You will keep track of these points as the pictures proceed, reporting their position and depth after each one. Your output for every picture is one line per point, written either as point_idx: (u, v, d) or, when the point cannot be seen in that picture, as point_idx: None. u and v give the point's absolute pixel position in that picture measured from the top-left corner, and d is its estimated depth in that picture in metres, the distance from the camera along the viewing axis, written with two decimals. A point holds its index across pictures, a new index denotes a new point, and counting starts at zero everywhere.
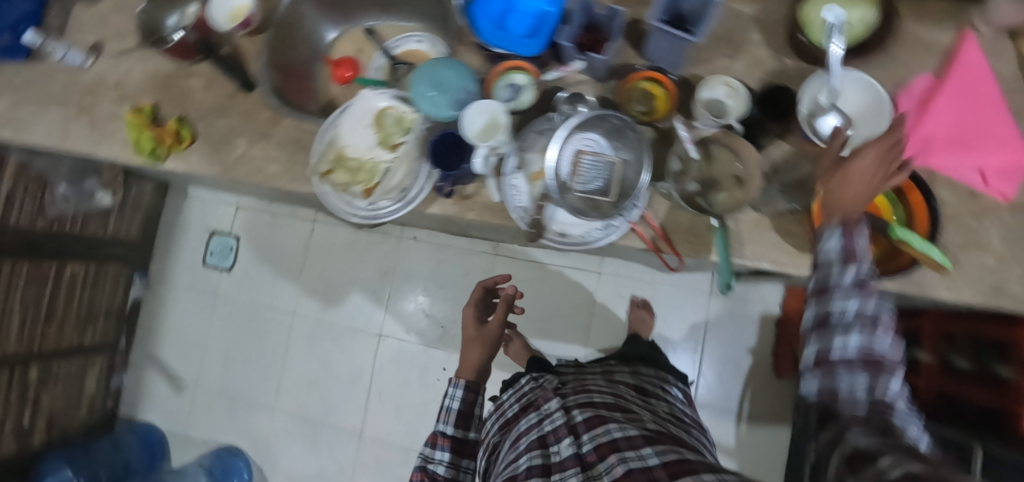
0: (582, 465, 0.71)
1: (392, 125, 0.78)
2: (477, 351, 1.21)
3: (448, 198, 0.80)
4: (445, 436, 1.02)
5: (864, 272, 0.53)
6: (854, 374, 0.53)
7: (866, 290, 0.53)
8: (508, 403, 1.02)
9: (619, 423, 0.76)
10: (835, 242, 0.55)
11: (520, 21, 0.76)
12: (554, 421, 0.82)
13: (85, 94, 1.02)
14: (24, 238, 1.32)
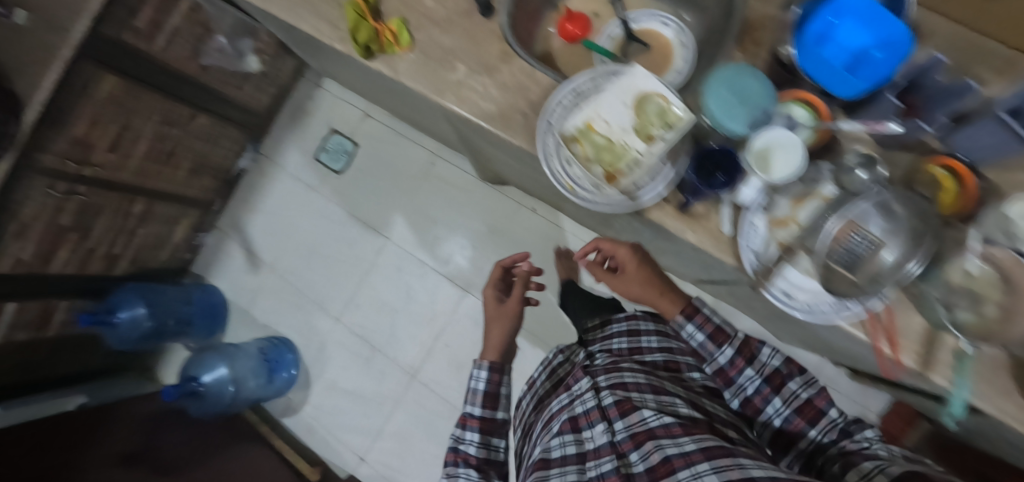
0: (617, 454, 0.72)
1: (653, 115, 0.69)
2: (498, 329, 1.23)
3: (681, 212, 0.74)
4: (474, 416, 0.97)
5: (732, 344, 0.82)
6: (786, 406, 0.75)
7: (738, 363, 0.81)
8: (546, 383, 1.06)
9: (650, 397, 0.81)
10: (690, 328, 0.87)
11: (835, 52, 0.65)
12: (586, 403, 0.85)
13: None
14: (172, 76, 1.29)
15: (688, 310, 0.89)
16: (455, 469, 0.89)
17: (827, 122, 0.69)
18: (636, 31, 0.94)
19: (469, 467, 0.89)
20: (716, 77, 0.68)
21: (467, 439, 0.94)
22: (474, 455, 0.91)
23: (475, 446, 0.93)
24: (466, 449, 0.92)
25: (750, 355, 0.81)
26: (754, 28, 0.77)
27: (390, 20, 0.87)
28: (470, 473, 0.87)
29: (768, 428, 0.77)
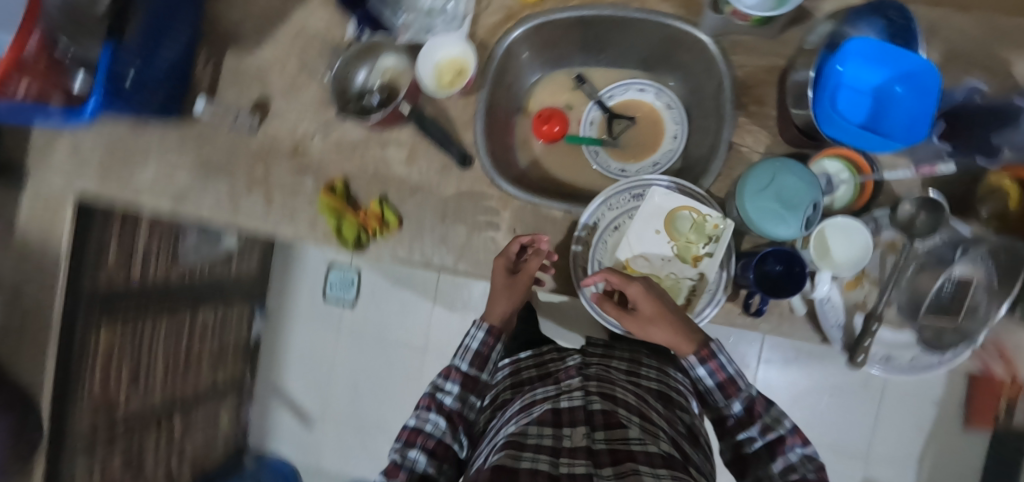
0: (594, 462, 0.48)
1: (690, 233, 0.65)
2: (504, 301, 0.75)
3: (748, 314, 0.68)
4: (461, 369, 0.71)
5: (742, 393, 0.60)
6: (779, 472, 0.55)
7: (756, 407, 0.59)
8: (530, 372, 0.74)
9: (635, 418, 0.54)
10: (702, 371, 0.61)
11: (850, 100, 0.63)
12: (572, 399, 0.58)
13: (255, 161, 0.88)
14: (161, 291, 1.22)
15: (703, 351, 0.60)
16: (424, 413, 0.66)
17: (869, 173, 0.64)
18: (613, 106, 0.87)
19: (442, 418, 0.66)
20: (745, 192, 0.60)
21: (446, 388, 0.69)
22: (449, 406, 0.67)
23: (453, 397, 0.68)
24: (443, 398, 0.68)
25: (759, 412, 0.58)
26: (751, 86, 0.71)
27: (370, 204, 0.81)
28: (438, 419, 0.65)
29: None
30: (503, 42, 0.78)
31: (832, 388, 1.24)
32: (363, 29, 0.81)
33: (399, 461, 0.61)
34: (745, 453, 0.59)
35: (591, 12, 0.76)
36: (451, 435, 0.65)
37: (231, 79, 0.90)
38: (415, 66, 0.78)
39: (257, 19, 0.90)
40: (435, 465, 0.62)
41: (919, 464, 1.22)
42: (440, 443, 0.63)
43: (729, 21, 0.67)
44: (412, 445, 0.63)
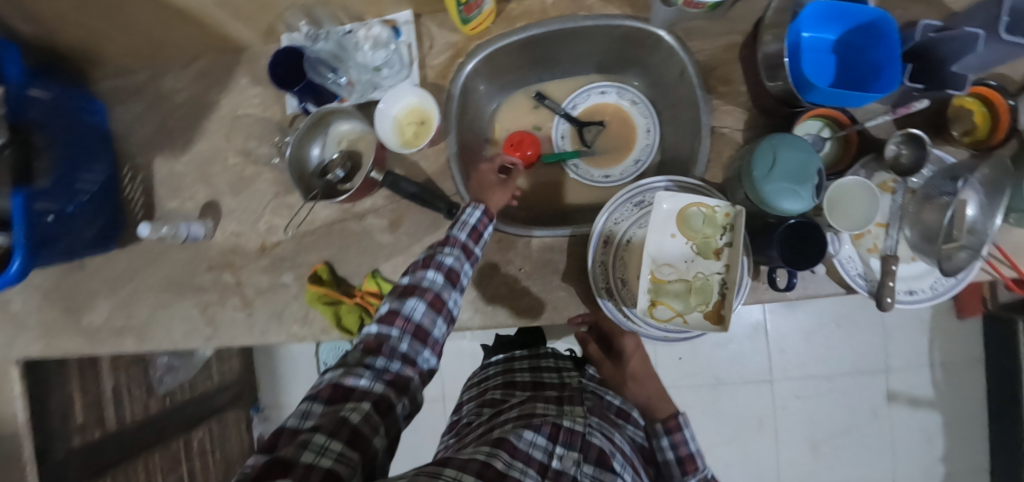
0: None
1: (705, 227, 0.64)
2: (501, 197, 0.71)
3: (778, 290, 0.68)
4: (459, 239, 0.63)
5: (700, 474, 0.60)
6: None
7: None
8: (523, 373, 0.74)
9: (624, 466, 0.54)
10: (666, 441, 0.63)
11: (818, 62, 0.63)
12: (573, 421, 0.54)
13: (221, 269, 0.79)
14: (144, 429, 1.11)
15: (671, 421, 0.63)
16: (419, 272, 0.60)
17: (850, 125, 0.66)
18: (579, 116, 0.87)
19: (440, 275, 0.60)
20: (756, 178, 0.60)
21: (445, 251, 0.61)
22: (448, 266, 0.60)
23: (453, 258, 0.61)
24: (442, 259, 0.61)
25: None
26: (716, 68, 0.71)
27: (364, 282, 0.75)
28: (436, 276, 0.60)
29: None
30: (458, 80, 0.75)
31: (836, 317, 1.29)
32: (306, 103, 0.74)
33: (397, 308, 0.57)
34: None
35: (539, 30, 0.74)
36: (448, 293, 0.60)
37: (168, 188, 0.81)
38: (373, 127, 0.74)
39: (180, 116, 0.81)
40: (430, 319, 0.58)
41: (933, 364, 1.28)
42: (427, 321, 0.58)
43: (682, 11, 0.66)
44: (407, 297, 0.58)
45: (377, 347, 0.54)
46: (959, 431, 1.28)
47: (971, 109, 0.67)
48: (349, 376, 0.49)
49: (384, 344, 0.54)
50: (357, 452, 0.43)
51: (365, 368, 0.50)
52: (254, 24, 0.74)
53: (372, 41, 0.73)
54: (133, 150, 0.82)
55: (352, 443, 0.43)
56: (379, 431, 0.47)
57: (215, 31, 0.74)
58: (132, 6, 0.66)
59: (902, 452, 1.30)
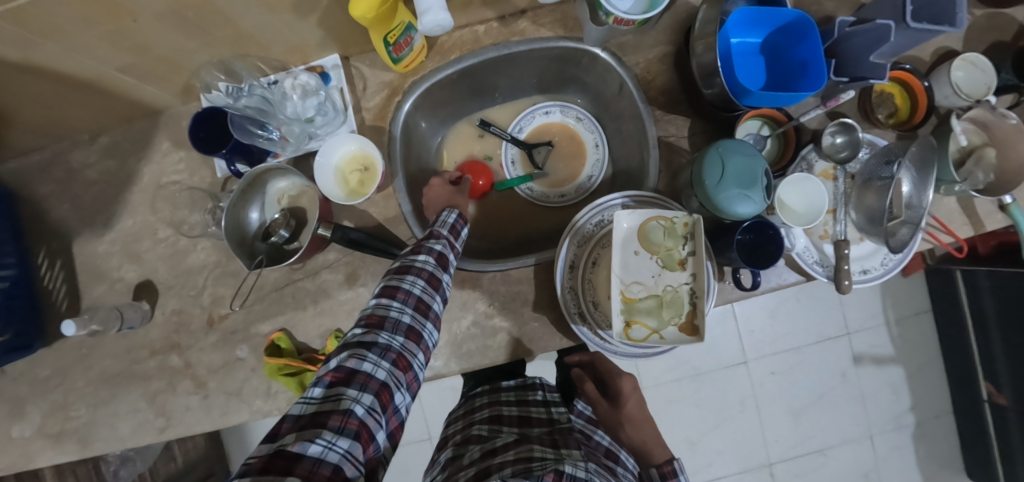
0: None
1: (667, 240, 0.64)
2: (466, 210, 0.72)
3: (745, 290, 0.68)
4: (443, 232, 0.62)
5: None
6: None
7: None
8: (509, 408, 0.69)
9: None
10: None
11: (749, 67, 0.65)
12: (574, 469, 0.51)
13: (165, 353, 0.72)
14: None
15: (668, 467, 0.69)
16: (410, 255, 0.58)
17: (786, 121, 0.69)
18: (526, 138, 0.86)
19: (431, 258, 0.58)
20: (709, 186, 0.61)
21: (433, 241, 0.60)
22: (437, 253, 0.59)
23: (441, 246, 0.60)
24: (431, 246, 0.60)
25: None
26: (653, 79, 0.71)
27: (327, 343, 0.71)
28: (428, 261, 0.58)
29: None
30: (398, 120, 0.73)
31: (796, 292, 1.35)
32: (235, 165, 0.69)
33: (396, 284, 0.54)
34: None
35: (473, 60, 0.72)
36: (439, 276, 0.59)
37: (92, 273, 0.73)
38: (314, 181, 0.70)
39: (97, 192, 0.74)
40: (422, 314, 0.55)
41: (889, 321, 1.35)
42: (427, 295, 0.56)
43: (613, 29, 0.67)
44: (404, 275, 0.56)
45: (379, 323, 0.51)
46: (921, 380, 1.35)
47: (891, 93, 0.72)
48: (355, 359, 0.47)
49: (386, 320, 0.51)
50: (362, 442, 0.41)
51: (368, 351, 0.48)
52: (167, 86, 0.68)
53: (300, 89, 0.68)
54: (46, 236, 0.74)
55: (360, 428, 0.41)
56: (382, 417, 0.45)
57: (124, 97, 0.68)
58: (21, 82, 0.59)
59: (875, 410, 1.35)
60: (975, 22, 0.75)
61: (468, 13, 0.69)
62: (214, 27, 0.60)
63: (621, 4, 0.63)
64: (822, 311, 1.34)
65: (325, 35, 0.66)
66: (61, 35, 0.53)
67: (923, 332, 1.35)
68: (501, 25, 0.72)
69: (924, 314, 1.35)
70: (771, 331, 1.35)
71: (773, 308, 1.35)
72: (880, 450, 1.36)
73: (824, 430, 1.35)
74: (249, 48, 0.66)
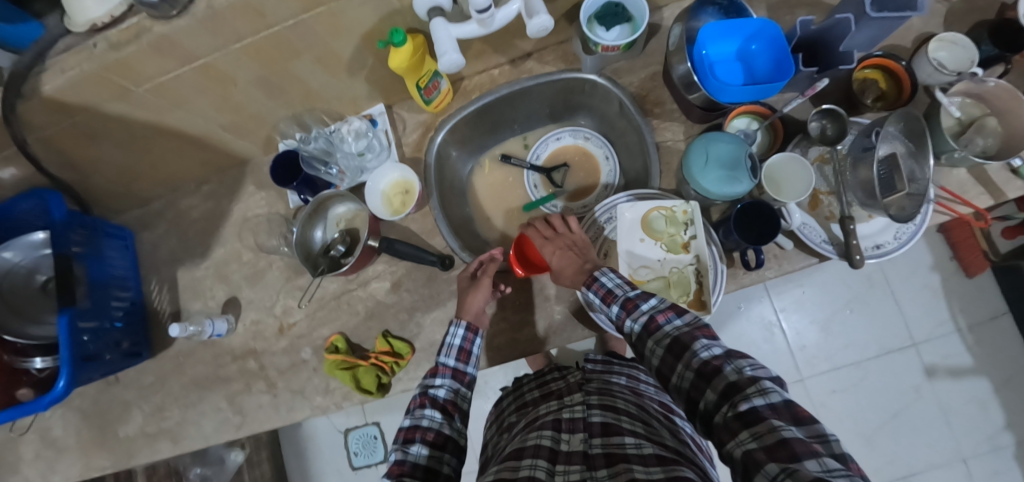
0: (587, 466, 0.52)
1: (669, 227, 0.72)
2: (480, 295, 0.74)
3: (751, 270, 0.72)
4: (448, 366, 0.69)
5: (620, 296, 0.62)
6: (655, 343, 0.56)
7: (631, 303, 0.61)
8: (532, 392, 0.76)
9: (634, 423, 0.58)
10: (590, 294, 0.66)
11: (728, 72, 0.74)
12: (573, 412, 0.62)
13: (245, 357, 0.85)
14: None
15: (585, 279, 0.67)
16: (417, 411, 0.63)
17: (771, 113, 0.76)
18: (543, 164, 0.98)
19: (437, 412, 0.64)
20: (694, 172, 0.70)
21: (437, 384, 0.67)
22: (442, 399, 0.66)
23: (445, 390, 0.67)
24: (435, 394, 0.66)
25: (634, 306, 0.60)
26: (646, 94, 0.82)
27: (377, 343, 0.81)
28: (434, 414, 0.63)
29: (653, 359, 0.56)
30: (432, 150, 0.87)
31: (846, 302, 1.30)
32: (304, 196, 0.85)
33: (402, 459, 0.58)
34: (632, 340, 0.60)
35: (490, 97, 0.87)
36: (449, 428, 0.63)
37: (191, 293, 0.89)
38: (365, 204, 0.84)
39: (198, 228, 0.92)
40: (437, 457, 0.59)
41: (960, 328, 1.25)
42: (434, 458, 0.59)
43: (603, 56, 0.79)
44: (411, 443, 0.60)
45: None
46: (1012, 393, 1.22)
47: (874, 79, 0.77)
48: None
49: None
50: None
51: None
52: (255, 139, 0.87)
53: (354, 133, 0.85)
54: (158, 267, 0.92)
55: None
56: None
57: (223, 150, 0.87)
58: (156, 141, 0.80)
59: (960, 426, 1.22)
60: (953, 8, 0.79)
61: (484, 59, 0.85)
62: (290, 88, 0.78)
63: (607, 35, 0.77)
64: (875, 309, 1.28)
65: (371, 87, 0.83)
66: (184, 101, 0.73)
67: (1002, 340, 1.24)
68: (512, 67, 0.87)
69: (999, 319, 1.24)
70: (815, 328, 1.30)
71: (820, 310, 1.31)
72: (977, 474, 1.21)
73: (909, 450, 1.23)
74: (316, 104, 0.84)
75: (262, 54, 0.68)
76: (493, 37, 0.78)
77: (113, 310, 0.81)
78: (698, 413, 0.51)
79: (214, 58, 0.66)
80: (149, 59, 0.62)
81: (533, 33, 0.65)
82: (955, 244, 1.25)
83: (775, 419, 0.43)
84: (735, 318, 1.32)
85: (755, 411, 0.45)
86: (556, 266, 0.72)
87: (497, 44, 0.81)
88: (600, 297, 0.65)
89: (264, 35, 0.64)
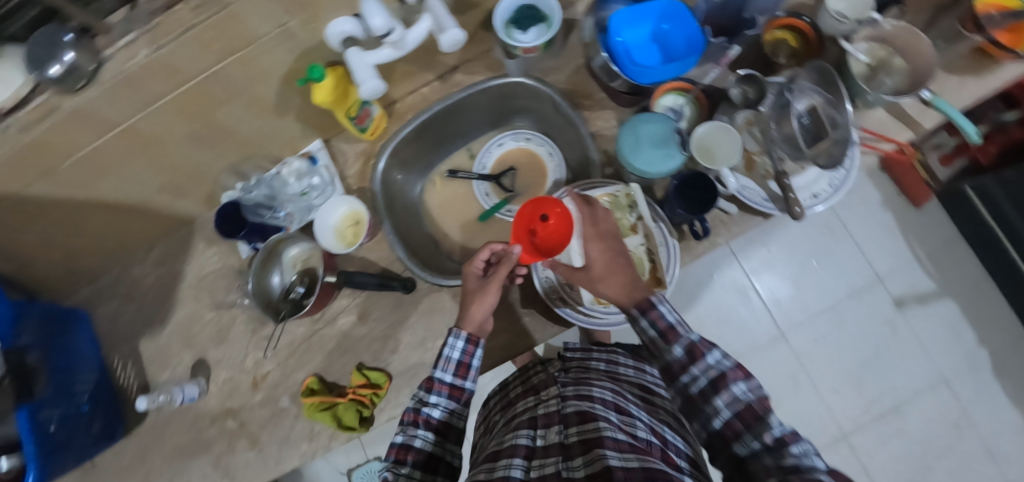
0: (564, 456, 0.52)
1: (615, 212, 0.75)
2: (487, 301, 0.70)
3: (701, 239, 0.75)
4: (445, 382, 0.66)
5: (684, 338, 0.56)
6: (721, 403, 0.51)
7: (699, 350, 0.55)
8: (516, 389, 0.77)
9: (609, 410, 0.58)
10: (644, 322, 0.58)
11: (645, 54, 0.76)
12: (549, 406, 0.63)
13: (224, 417, 0.83)
14: None
15: (642, 303, 0.59)
16: (411, 429, 0.63)
17: (693, 88, 0.79)
18: (491, 172, 0.98)
19: (431, 431, 0.63)
20: (626, 153, 0.72)
21: (432, 402, 0.65)
22: (435, 420, 0.64)
23: (440, 410, 0.65)
24: (429, 414, 0.64)
25: (700, 354, 0.54)
26: (574, 87, 0.84)
27: (354, 378, 0.80)
28: (427, 435, 0.62)
29: (710, 417, 0.52)
30: (376, 178, 0.86)
31: (809, 251, 1.34)
32: (256, 244, 0.85)
33: (392, 478, 0.59)
34: (687, 391, 0.54)
35: (424, 116, 0.87)
36: (441, 448, 0.63)
37: (158, 363, 0.87)
38: (317, 241, 0.84)
39: (154, 296, 0.90)
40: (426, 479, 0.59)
41: (919, 257, 1.30)
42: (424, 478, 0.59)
43: (526, 58, 0.81)
44: (402, 464, 0.60)
45: None
46: (977, 310, 1.27)
47: (785, 39, 0.80)
48: None
49: None
50: None
51: None
52: (196, 196, 0.86)
53: (295, 174, 0.86)
54: (119, 342, 0.89)
55: None
56: None
57: (165, 212, 0.86)
58: (93, 215, 0.78)
59: (935, 349, 1.27)
60: None
61: (412, 80, 0.86)
62: (221, 140, 0.78)
63: (525, 37, 0.78)
64: (837, 253, 1.32)
65: (305, 125, 0.83)
66: (114, 170, 0.72)
67: (958, 262, 1.29)
68: (442, 82, 0.88)
69: (953, 242, 1.30)
70: (783, 282, 1.33)
71: (785, 264, 1.34)
72: (960, 393, 1.25)
73: (892, 381, 1.27)
74: (252, 151, 0.84)
75: (188, 109, 0.67)
76: (415, 56, 0.79)
77: (77, 395, 0.78)
78: (738, 469, 0.50)
79: (134, 123, 0.65)
80: (68, 134, 0.61)
81: (446, 48, 0.66)
82: (899, 178, 1.30)
83: (820, 473, 0.43)
84: (707, 285, 1.35)
85: (803, 470, 0.44)
86: (605, 273, 0.65)
87: (421, 63, 0.82)
88: (659, 332, 0.57)
89: (182, 92, 0.64)
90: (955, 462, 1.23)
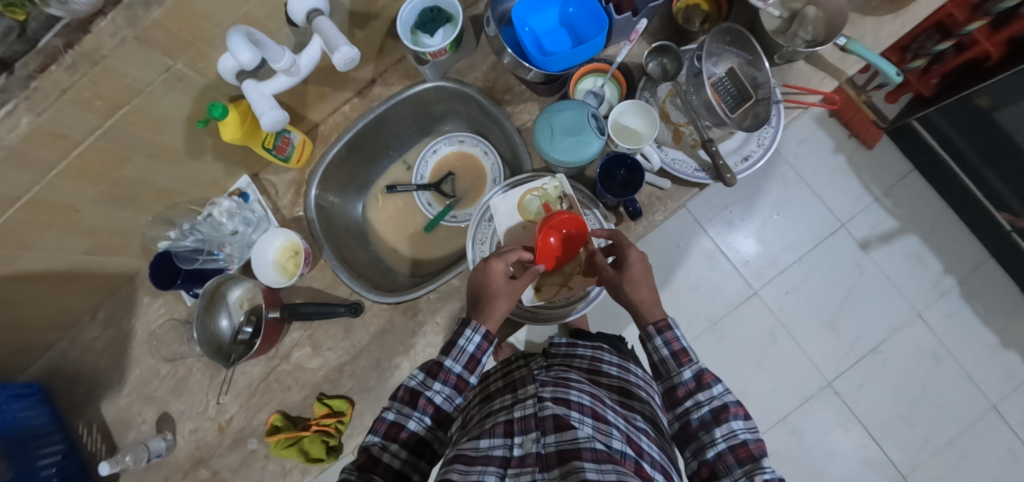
0: (540, 467, 0.51)
1: (544, 205, 0.74)
2: (505, 303, 0.65)
3: (637, 220, 0.74)
4: (453, 372, 0.62)
5: (695, 363, 0.62)
6: (718, 435, 0.56)
7: (706, 379, 0.60)
8: (496, 383, 0.70)
9: (586, 417, 0.55)
10: (660, 340, 0.64)
11: (555, 41, 0.74)
12: (524, 409, 0.58)
13: (195, 468, 0.82)
14: None
15: (661, 322, 0.64)
16: (407, 409, 0.58)
17: (609, 67, 0.77)
18: (430, 180, 0.97)
19: (426, 416, 0.59)
20: (544, 146, 0.71)
21: (435, 388, 0.61)
22: (434, 407, 0.60)
23: (440, 398, 0.61)
24: (430, 398, 0.60)
25: (708, 383, 0.60)
26: (492, 83, 0.82)
27: (317, 409, 0.80)
28: (422, 419, 0.59)
29: (706, 448, 0.56)
30: (310, 205, 0.85)
31: (773, 207, 1.33)
32: (195, 290, 0.83)
33: (377, 456, 0.55)
34: (687, 421, 0.59)
35: (349, 134, 0.86)
36: (432, 435, 0.60)
37: (122, 424, 0.86)
38: (257, 278, 0.82)
39: (107, 358, 0.89)
40: (411, 464, 0.57)
41: (877, 197, 1.31)
42: (410, 462, 0.56)
43: (438, 62, 0.79)
44: (390, 444, 0.56)
45: None
46: (940, 239, 1.28)
47: (695, 4, 0.79)
48: None
49: None
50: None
51: None
52: (129, 251, 0.84)
53: (226, 213, 0.84)
54: (78, 410, 0.88)
55: None
56: None
57: (101, 273, 0.84)
58: (24, 290, 0.75)
59: (907, 285, 1.28)
60: None
61: (329, 100, 0.84)
62: (139, 194, 0.76)
63: (433, 41, 0.77)
64: (800, 206, 1.32)
65: (226, 163, 0.82)
66: (33, 242, 0.69)
67: (917, 194, 1.30)
68: (362, 98, 0.87)
69: (908, 175, 1.30)
70: (750, 243, 1.33)
71: (752, 224, 1.34)
72: (935, 324, 1.27)
73: (870, 323, 1.28)
74: (177, 198, 0.82)
75: (91, 169, 0.65)
76: (323, 77, 0.77)
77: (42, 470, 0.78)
78: None
79: (37, 193, 0.62)
80: None
81: (342, 66, 0.63)
82: (848, 120, 1.30)
83: None
84: (679, 257, 1.34)
85: None
86: (636, 279, 0.67)
87: (332, 83, 0.80)
88: (672, 354, 0.63)
89: (78, 154, 0.61)
90: (939, 392, 1.25)
